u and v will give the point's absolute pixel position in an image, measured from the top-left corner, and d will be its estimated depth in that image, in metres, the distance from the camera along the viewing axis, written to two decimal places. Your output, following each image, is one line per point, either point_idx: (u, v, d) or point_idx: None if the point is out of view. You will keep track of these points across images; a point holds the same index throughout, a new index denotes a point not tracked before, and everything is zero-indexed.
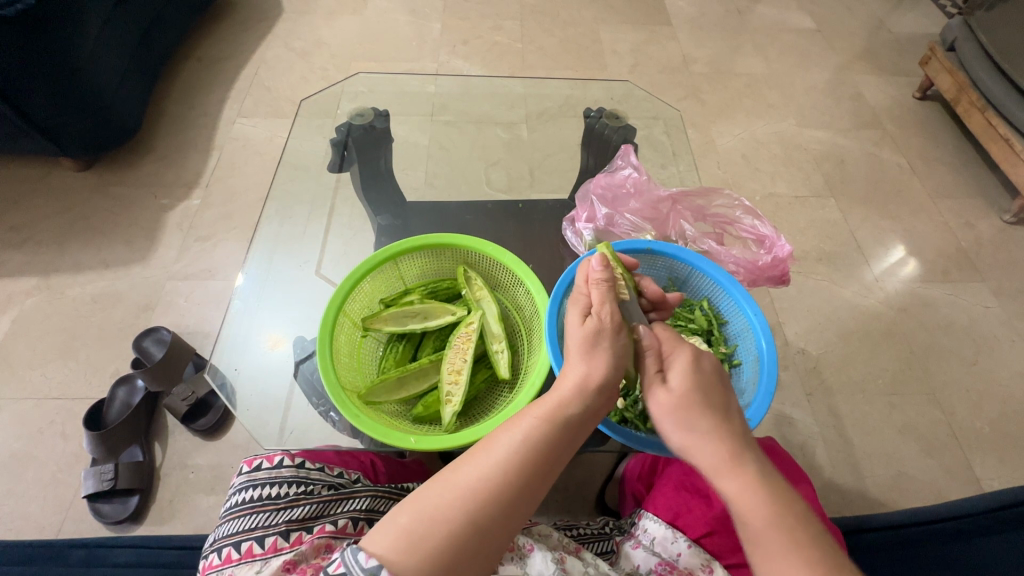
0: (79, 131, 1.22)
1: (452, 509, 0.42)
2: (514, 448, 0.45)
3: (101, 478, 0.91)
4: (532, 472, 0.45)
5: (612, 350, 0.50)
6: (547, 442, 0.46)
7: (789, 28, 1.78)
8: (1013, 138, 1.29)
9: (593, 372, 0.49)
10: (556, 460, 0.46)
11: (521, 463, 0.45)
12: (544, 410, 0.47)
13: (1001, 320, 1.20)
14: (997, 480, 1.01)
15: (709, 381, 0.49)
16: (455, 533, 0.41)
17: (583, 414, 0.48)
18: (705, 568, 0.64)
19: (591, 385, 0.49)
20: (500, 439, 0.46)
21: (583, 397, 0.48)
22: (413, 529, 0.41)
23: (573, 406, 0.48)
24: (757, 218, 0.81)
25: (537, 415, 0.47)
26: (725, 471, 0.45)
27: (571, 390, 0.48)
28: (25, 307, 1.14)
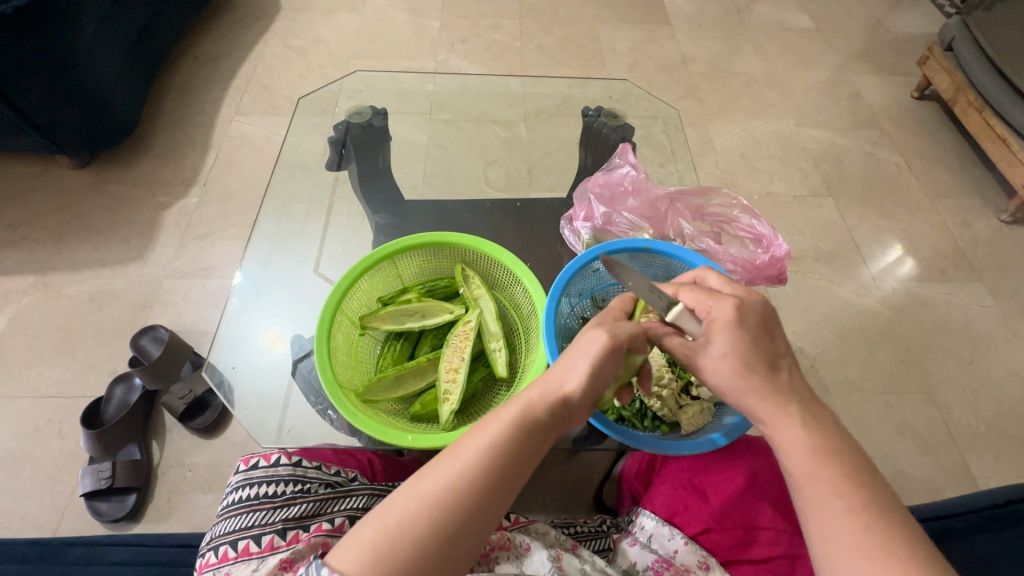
0: (76, 128, 1.21)
1: (418, 519, 0.41)
2: (482, 453, 0.45)
3: (98, 477, 0.91)
4: (501, 478, 0.44)
5: (593, 361, 0.49)
6: (514, 444, 0.46)
7: (788, 27, 1.79)
8: (1010, 138, 1.30)
9: (571, 381, 0.49)
10: (524, 463, 0.46)
11: (490, 467, 0.44)
12: (511, 415, 0.47)
13: (998, 319, 1.21)
14: (993, 478, 1.02)
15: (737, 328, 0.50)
16: (425, 543, 0.40)
17: (550, 416, 0.48)
18: (702, 564, 0.64)
19: (562, 392, 0.49)
20: (468, 443, 0.45)
21: (551, 401, 0.48)
22: (381, 541, 0.40)
23: (542, 411, 0.48)
24: (755, 217, 0.81)
25: (505, 419, 0.47)
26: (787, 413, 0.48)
27: (538, 393, 0.49)
28: (22, 305, 1.14)
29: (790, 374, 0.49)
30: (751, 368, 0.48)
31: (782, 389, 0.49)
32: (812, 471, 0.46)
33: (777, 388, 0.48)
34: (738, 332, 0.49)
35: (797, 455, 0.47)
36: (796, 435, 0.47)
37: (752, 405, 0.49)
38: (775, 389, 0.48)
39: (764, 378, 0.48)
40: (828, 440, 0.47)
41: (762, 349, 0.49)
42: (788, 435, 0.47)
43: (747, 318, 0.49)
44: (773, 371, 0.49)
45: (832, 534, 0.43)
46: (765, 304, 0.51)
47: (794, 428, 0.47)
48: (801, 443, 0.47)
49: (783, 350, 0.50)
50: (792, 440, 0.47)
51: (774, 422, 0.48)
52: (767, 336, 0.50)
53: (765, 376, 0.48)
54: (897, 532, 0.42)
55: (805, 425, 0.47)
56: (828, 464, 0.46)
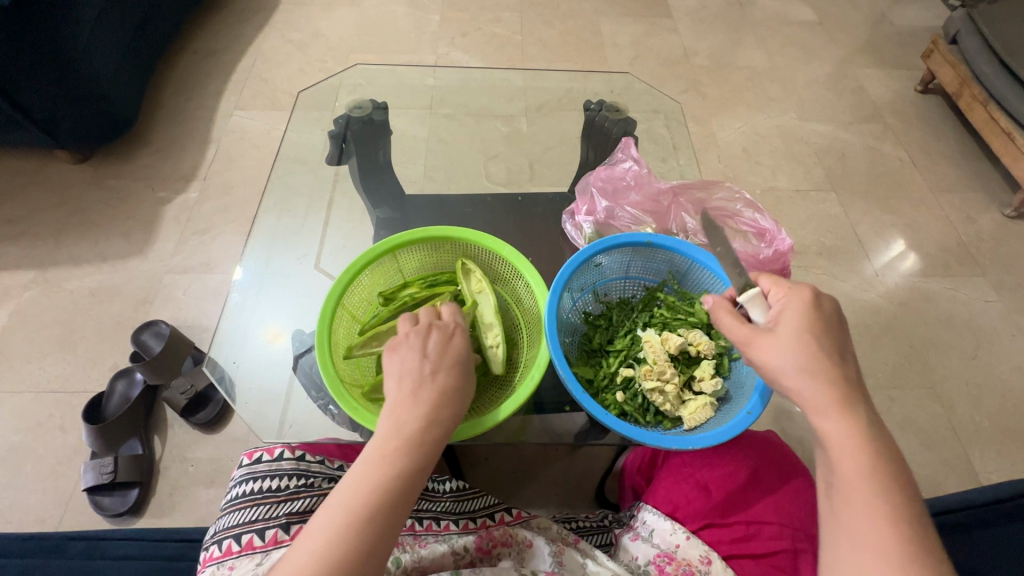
0: (75, 123, 1.21)
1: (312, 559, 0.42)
2: (364, 481, 0.47)
3: (101, 471, 0.91)
4: (386, 495, 0.46)
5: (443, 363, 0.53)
6: (394, 461, 0.48)
7: (791, 21, 1.77)
8: (1015, 132, 1.29)
9: (426, 388, 0.51)
10: (408, 475, 0.48)
11: (374, 488, 0.46)
12: (384, 436, 0.49)
13: (1001, 314, 1.20)
14: (995, 473, 1.02)
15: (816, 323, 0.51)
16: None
17: (424, 423, 0.50)
18: (704, 558, 0.64)
19: (424, 399, 0.51)
20: (349, 480, 0.47)
21: (417, 411, 0.50)
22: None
23: (408, 423, 0.50)
24: (758, 212, 0.81)
25: (382, 442, 0.49)
26: (830, 411, 0.48)
27: (406, 407, 0.51)
28: (22, 301, 1.14)
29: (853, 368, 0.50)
30: (820, 348, 0.49)
31: (845, 381, 0.49)
32: (856, 469, 0.46)
33: (840, 382, 0.48)
34: (812, 311, 0.51)
35: (845, 453, 0.46)
36: (844, 429, 0.47)
37: (804, 392, 0.48)
38: (835, 379, 0.48)
39: (834, 367, 0.49)
40: (874, 441, 0.47)
41: (832, 336, 0.50)
42: (836, 427, 0.47)
43: (819, 305, 0.52)
44: (841, 358, 0.50)
45: (865, 526, 0.43)
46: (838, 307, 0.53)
47: (840, 420, 0.47)
48: (846, 436, 0.47)
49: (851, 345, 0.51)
50: (842, 434, 0.47)
51: (818, 411, 0.48)
52: (838, 325, 0.52)
53: (835, 362, 0.49)
54: (924, 535, 0.43)
55: (853, 421, 0.47)
56: (873, 462, 0.46)
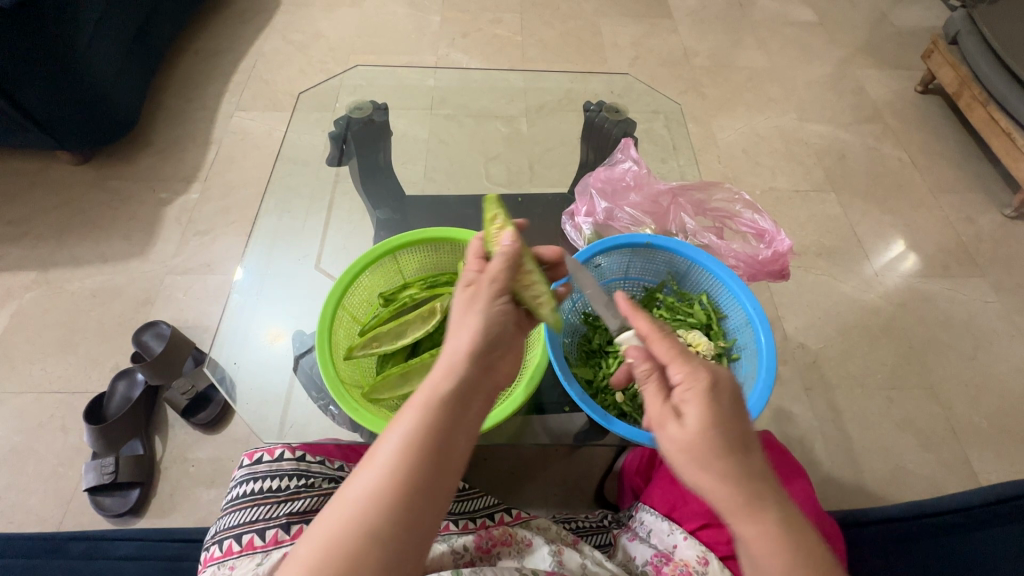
0: (77, 124, 1.21)
1: (345, 531, 0.39)
2: (397, 446, 0.42)
3: (102, 471, 0.92)
4: (424, 462, 0.42)
5: (488, 316, 0.48)
6: (431, 423, 0.43)
7: (791, 21, 1.77)
8: (1014, 133, 1.29)
9: (464, 344, 0.47)
10: (448, 439, 0.43)
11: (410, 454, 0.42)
12: (419, 397, 0.45)
13: (1001, 315, 1.20)
14: (995, 474, 1.01)
15: (721, 417, 0.43)
16: (360, 557, 0.38)
17: (464, 383, 0.46)
18: (700, 559, 0.63)
19: (465, 355, 0.47)
20: (380, 447, 0.42)
21: (456, 373, 0.46)
22: (311, 563, 0.38)
23: (447, 383, 0.45)
24: (758, 213, 0.80)
25: (416, 404, 0.44)
26: (742, 516, 0.41)
27: (444, 366, 0.46)
28: (23, 302, 1.14)
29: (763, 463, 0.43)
30: (725, 445, 0.42)
31: (755, 479, 0.42)
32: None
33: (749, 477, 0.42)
34: (713, 402, 0.44)
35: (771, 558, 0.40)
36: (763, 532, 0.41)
37: (717, 498, 0.42)
38: (743, 478, 0.42)
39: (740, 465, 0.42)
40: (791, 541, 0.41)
41: (733, 428, 0.43)
42: (754, 530, 0.41)
43: (722, 391, 0.45)
44: (746, 457, 0.43)
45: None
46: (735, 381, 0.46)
47: (757, 521, 0.41)
48: (768, 539, 0.41)
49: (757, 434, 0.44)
50: (762, 537, 0.41)
51: (734, 517, 0.42)
52: (739, 411, 0.45)
53: (739, 462, 0.42)
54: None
55: (766, 524, 0.41)
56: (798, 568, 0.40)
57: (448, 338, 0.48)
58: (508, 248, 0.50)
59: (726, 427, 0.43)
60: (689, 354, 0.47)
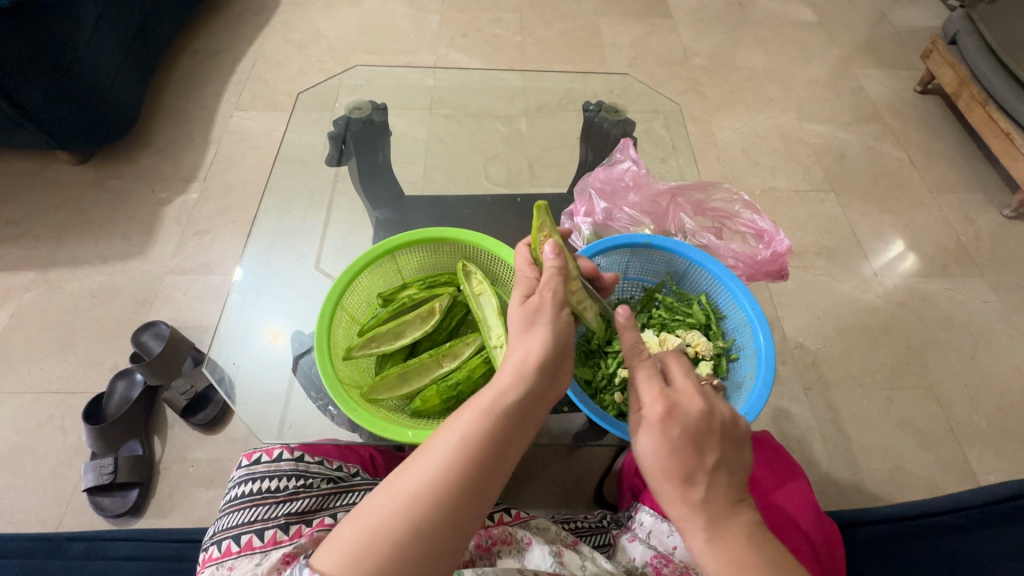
0: (76, 124, 1.21)
1: (396, 517, 0.40)
2: (456, 445, 0.43)
3: (101, 471, 0.91)
4: (479, 466, 0.43)
5: (553, 333, 0.49)
6: (492, 431, 0.44)
7: (790, 21, 1.77)
8: (1014, 132, 1.29)
9: (529, 355, 0.48)
10: (502, 450, 0.45)
11: (466, 456, 0.43)
12: (483, 402, 0.46)
13: (1000, 315, 1.20)
14: (993, 473, 1.02)
15: (673, 447, 0.45)
16: (404, 548, 0.39)
17: (526, 397, 0.47)
18: (700, 561, 0.65)
19: (531, 368, 0.48)
20: (440, 443, 0.44)
21: (520, 384, 0.47)
22: (359, 542, 0.40)
23: (510, 391, 0.46)
24: (756, 213, 0.81)
25: (480, 407, 0.45)
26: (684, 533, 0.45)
27: (511, 376, 0.47)
28: (23, 302, 1.14)
29: (707, 490, 0.44)
30: (672, 472, 0.45)
31: (693, 504, 0.44)
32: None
33: (688, 503, 0.45)
34: (661, 433, 0.46)
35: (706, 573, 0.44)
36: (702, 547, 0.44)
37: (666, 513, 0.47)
38: (683, 502, 0.45)
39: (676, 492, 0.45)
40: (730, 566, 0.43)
41: (682, 459, 0.45)
42: (696, 544, 0.45)
43: (676, 424, 0.45)
44: (687, 485, 0.45)
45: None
46: (699, 412, 0.46)
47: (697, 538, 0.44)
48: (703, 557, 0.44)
49: (708, 465, 0.45)
50: (701, 554, 0.44)
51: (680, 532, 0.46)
52: (693, 444, 0.45)
53: (678, 489, 0.45)
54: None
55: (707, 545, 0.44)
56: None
57: (516, 347, 0.49)
58: (552, 263, 0.53)
59: (675, 459, 0.45)
60: (653, 382, 0.48)
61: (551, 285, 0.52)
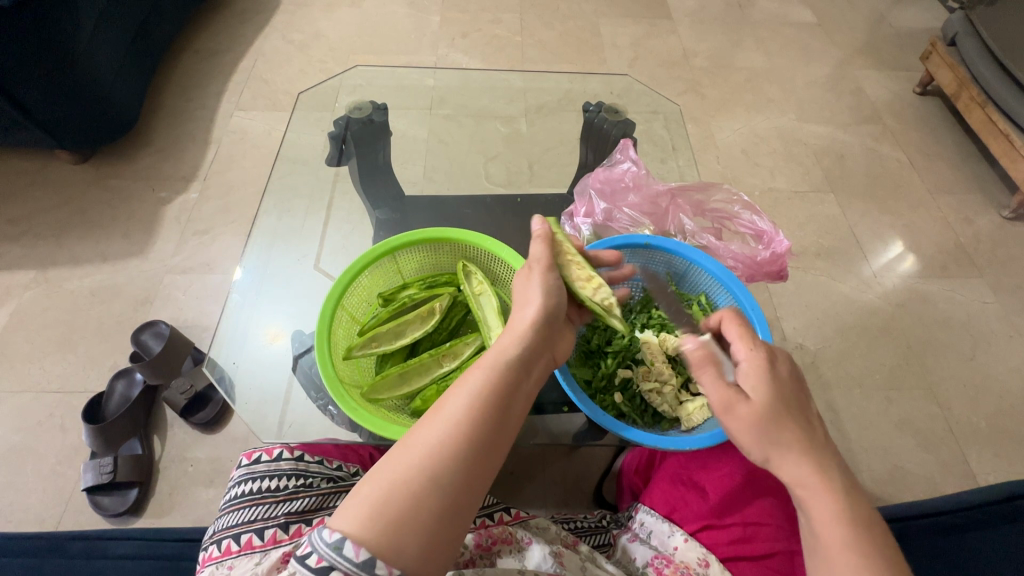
0: (75, 123, 1.21)
1: (414, 471, 0.41)
2: (465, 400, 0.46)
3: (100, 470, 0.92)
4: (488, 420, 0.45)
5: (546, 293, 0.55)
6: (496, 385, 0.47)
7: (790, 22, 1.78)
8: (1013, 134, 1.29)
9: (525, 320, 0.53)
10: (507, 406, 0.47)
11: (476, 411, 0.45)
12: (485, 360, 0.49)
13: (998, 316, 1.21)
14: (992, 474, 1.02)
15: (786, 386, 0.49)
16: (423, 498, 0.40)
17: (526, 356, 0.51)
18: (701, 561, 0.64)
19: (527, 330, 0.52)
20: (451, 402, 0.46)
21: (520, 343, 0.51)
22: (379, 496, 0.40)
23: (510, 350, 0.50)
24: (756, 214, 0.81)
25: (483, 365, 0.49)
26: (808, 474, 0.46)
27: (509, 339, 0.51)
28: (22, 301, 1.14)
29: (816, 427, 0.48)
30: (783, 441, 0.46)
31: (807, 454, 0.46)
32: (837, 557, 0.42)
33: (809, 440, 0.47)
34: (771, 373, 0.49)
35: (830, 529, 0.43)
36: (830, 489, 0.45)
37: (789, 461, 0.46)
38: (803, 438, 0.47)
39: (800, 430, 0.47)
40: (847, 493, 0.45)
41: (793, 395, 0.49)
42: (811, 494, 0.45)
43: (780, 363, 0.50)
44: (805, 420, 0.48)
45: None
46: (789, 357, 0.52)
47: (824, 480, 0.45)
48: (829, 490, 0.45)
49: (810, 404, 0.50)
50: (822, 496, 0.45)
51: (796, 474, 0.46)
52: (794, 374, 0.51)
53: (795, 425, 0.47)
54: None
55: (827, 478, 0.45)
56: (855, 530, 0.43)
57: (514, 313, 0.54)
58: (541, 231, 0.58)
59: (789, 396, 0.48)
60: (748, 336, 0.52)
61: (540, 254, 0.57)
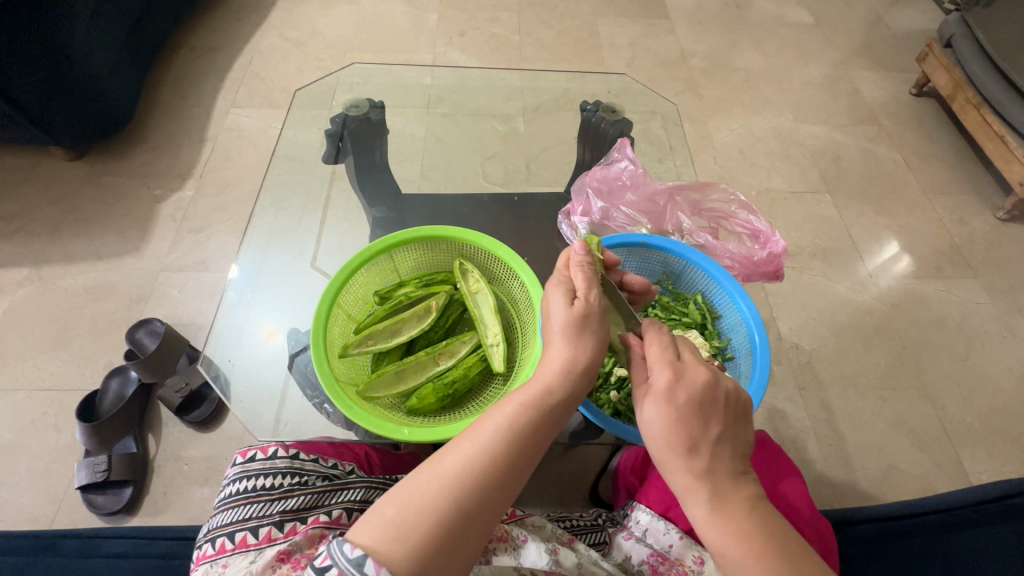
0: (70, 120, 1.20)
1: (439, 498, 0.41)
2: (501, 433, 0.45)
3: (94, 470, 0.91)
4: (517, 458, 0.45)
5: (597, 341, 0.50)
6: (535, 424, 0.46)
7: (787, 23, 1.78)
8: (1007, 135, 1.30)
9: (578, 356, 0.49)
10: (540, 442, 0.46)
11: (508, 447, 0.45)
12: (528, 394, 0.47)
13: (992, 316, 1.21)
14: (986, 474, 1.02)
15: (683, 416, 0.46)
16: (446, 527, 0.40)
17: (571, 393, 0.49)
18: (696, 559, 0.65)
19: (575, 369, 0.49)
20: (484, 429, 0.45)
21: (567, 380, 0.48)
22: (402, 518, 0.40)
23: (557, 390, 0.48)
24: (752, 214, 0.81)
25: (524, 399, 0.47)
26: (690, 499, 0.46)
27: (558, 371, 0.49)
28: (16, 298, 1.13)
29: (712, 459, 0.46)
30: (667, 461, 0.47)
31: (699, 472, 0.45)
32: (732, 566, 0.43)
33: (690, 469, 0.46)
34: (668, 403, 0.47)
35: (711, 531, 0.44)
36: (720, 500, 0.45)
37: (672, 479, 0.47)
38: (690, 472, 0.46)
39: (681, 458, 0.46)
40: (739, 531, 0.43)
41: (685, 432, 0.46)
42: (696, 511, 0.45)
43: (684, 391, 0.47)
44: (691, 453, 0.46)
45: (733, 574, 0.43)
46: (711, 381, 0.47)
47: (697, 508, 0.45)
48: (707, 521, 0.44)
49: (714, 435, 0.46)
50: (710, 508, 0.44)
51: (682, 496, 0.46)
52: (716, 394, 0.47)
53: (695, 442, 0.46)
54: None
55: (715, 512, 0.44)
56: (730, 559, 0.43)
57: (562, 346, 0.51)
58: (580, 259, 0.55)
59: (684, 425, 0.46)
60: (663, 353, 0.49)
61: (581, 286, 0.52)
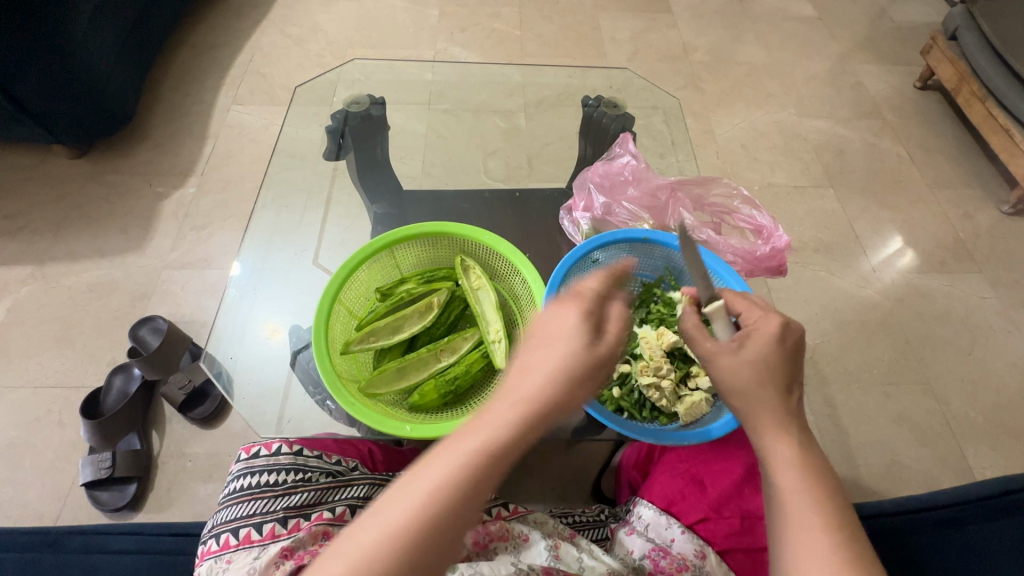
0: (72, 118, 1.21)
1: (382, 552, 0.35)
2: (455, 471, 0.38)
3: (99, 466, 0.91)
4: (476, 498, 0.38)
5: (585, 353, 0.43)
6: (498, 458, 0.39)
7: (790, 16, 1.77)
8: (1013, 128, 1.29)
9: (564, 375, 0.41)
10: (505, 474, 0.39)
11: (465, 486, 0.38)
12: (493, 422, 0.40)
13: (997, 311, 1.21)
14: (989, 469, 1.02)
15: (781, 356, 0.48)
16: None
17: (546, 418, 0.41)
18: (697, 553, 0.64)
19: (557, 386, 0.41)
20: (438, 468, 0.38)
21: (542, 402, 0.41)
22: None
23: (529, 416, 0.40)
24: (755, 208, 0.81)
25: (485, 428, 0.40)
26: (776, 436, 0.47)
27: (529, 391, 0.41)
28: (20, 296, 1.14)
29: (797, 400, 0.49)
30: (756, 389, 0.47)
31: (788, 410, 0.48)
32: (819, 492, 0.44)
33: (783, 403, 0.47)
34: (773, 342, 0.49)
35: (797, 500, 0.44)
36: (795, 464, 0.45)
37: (754, 418, 0.48)
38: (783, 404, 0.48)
39: (778, 394, 0.48)
40: (819, 467, 0.46)
41: (786, 367, 0.48)
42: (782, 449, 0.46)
43: (787, 337, 0.49)
44: (786, 392, 0.48)
45: (808, 550, 0.42)
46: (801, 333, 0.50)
47: (785, 443, 0.46)
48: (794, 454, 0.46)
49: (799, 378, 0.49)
50: (787, 454, 0.46)
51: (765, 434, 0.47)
52: (795, 366, 0.49)
53: (775, 397, 0.47)
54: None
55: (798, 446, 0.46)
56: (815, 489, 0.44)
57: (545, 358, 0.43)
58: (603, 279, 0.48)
59: (784, 366, 0.48)
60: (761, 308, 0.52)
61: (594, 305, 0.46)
